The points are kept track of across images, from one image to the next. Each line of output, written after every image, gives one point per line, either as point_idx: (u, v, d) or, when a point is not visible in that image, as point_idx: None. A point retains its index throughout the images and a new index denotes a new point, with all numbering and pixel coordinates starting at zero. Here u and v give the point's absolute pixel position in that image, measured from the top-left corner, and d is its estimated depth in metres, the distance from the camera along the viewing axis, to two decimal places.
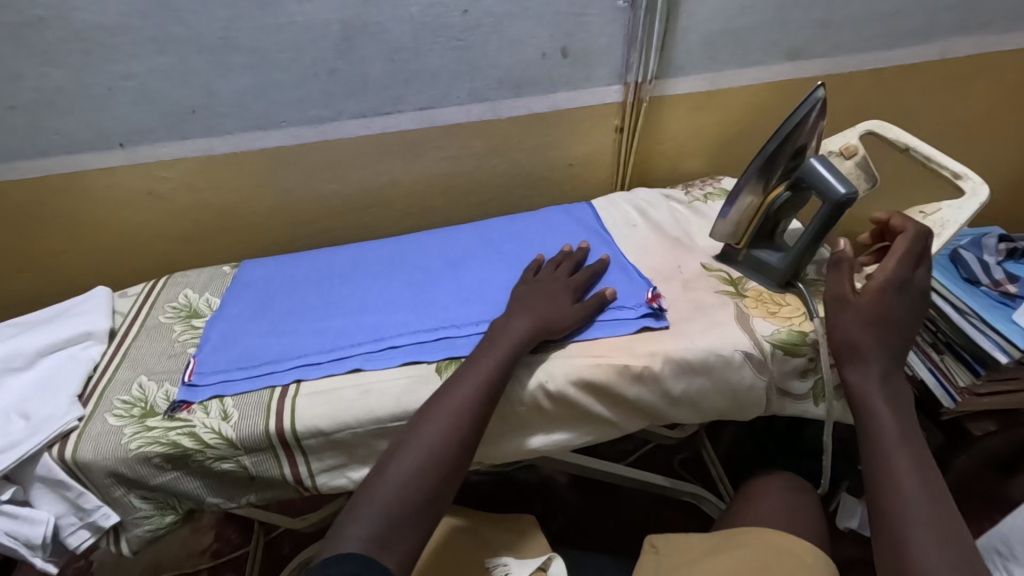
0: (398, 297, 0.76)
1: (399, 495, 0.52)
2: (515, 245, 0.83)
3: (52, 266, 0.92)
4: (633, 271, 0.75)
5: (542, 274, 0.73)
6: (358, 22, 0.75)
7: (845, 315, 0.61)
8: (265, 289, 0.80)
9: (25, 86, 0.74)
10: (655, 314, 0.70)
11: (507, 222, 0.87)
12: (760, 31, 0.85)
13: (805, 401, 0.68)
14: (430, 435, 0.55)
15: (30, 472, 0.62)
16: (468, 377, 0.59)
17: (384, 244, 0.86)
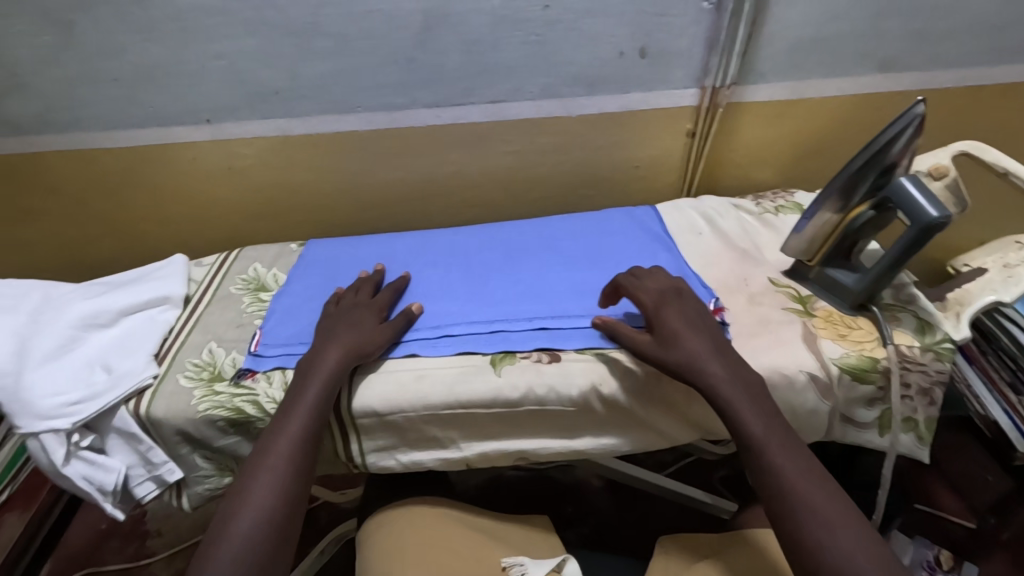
0: (456, 286, 0.77)
1: (268, 499, 0.54)
2: (575, 244, 0.82)
3: (136, 231, 0.97)
4: (696, 281, 0.73)
5: (345, 300, 0.71)
6: (439, 13, 0.76)
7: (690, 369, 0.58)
8: (329, 268, 0.82)
9: (127, 60, 0.78)
10: (717, 327, 0.68)
11: (569, 221, 0.87)
12: (851, 40, 0.81)
13: (869, 431, 0.65)
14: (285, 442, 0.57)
15: (108, 422, 0.66)
16: (309, 383, 0.61)
17: (445, 234, 0.87)
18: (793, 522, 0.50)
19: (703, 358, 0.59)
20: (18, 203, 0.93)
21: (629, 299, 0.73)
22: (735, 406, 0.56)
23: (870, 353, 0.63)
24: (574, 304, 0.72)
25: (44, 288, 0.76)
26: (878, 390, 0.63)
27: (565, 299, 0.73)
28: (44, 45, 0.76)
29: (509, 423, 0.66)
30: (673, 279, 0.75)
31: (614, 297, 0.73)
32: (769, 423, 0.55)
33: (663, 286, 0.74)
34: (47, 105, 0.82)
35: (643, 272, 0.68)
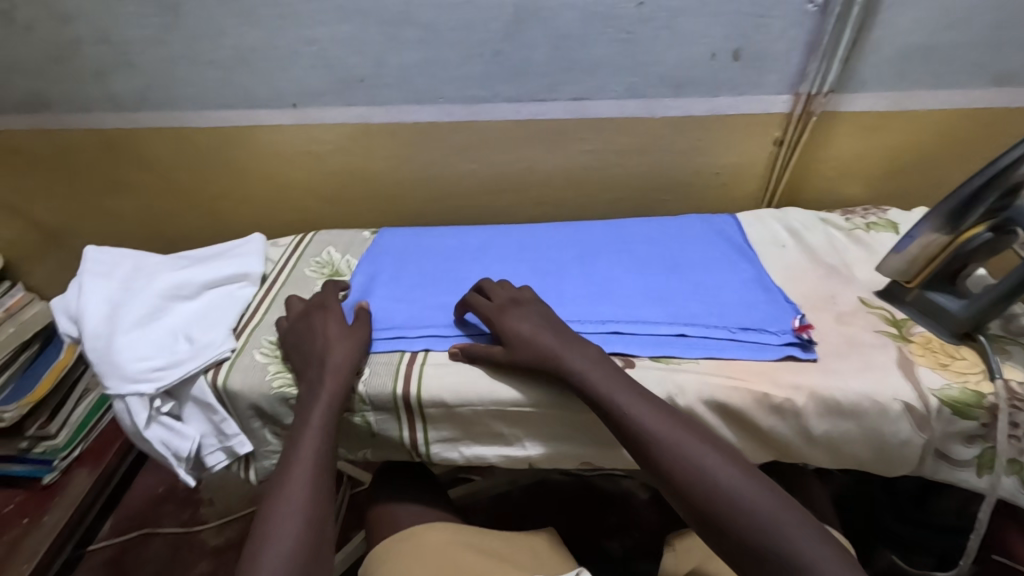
0: (527, 283, 0.76)
1: (297, 509, 0.56)
2: (651, 249, 0.80)
3: (217, 208, 1.01)
4: (780, 296, 0.70)
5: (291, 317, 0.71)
6: (532, 6, 0.75)
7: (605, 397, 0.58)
8: (401, 256, 0.83)
9: (225, 43, 0.81)
10: (803, 345, 0.64)
11: (644, 225, 0.85)
12: (966, 50, 0.76)
13: (965, 469, 0.60)
14: (307, 454, 0.59)
15: (186, 390, 0.68)
16: (319, 395, 0.61)
17: (517, 230, 0.86)
18: (682, 477, 0.53)
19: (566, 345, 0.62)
20: (113, 175, 0.98)
21: (708, 310, 0.70)
22: (597, 383, 0.58)
23: (975, 386, 0.58)
24: (649, 310, 0.70)
25: (134, 257, 0.80)
26: (981, 427, 0.58)
27: (640, 305, 0.71)
28: (151, 25, 0.80)
29: (578, 427, 0.64)
30: (757, 293, 0.71)
31: (691, 306, 0.70)
32: (661, 420, 0.56)
33: (745, 298, 0.71)
34: (147, 83, 0.86)
35: (492, 285, 0.70)
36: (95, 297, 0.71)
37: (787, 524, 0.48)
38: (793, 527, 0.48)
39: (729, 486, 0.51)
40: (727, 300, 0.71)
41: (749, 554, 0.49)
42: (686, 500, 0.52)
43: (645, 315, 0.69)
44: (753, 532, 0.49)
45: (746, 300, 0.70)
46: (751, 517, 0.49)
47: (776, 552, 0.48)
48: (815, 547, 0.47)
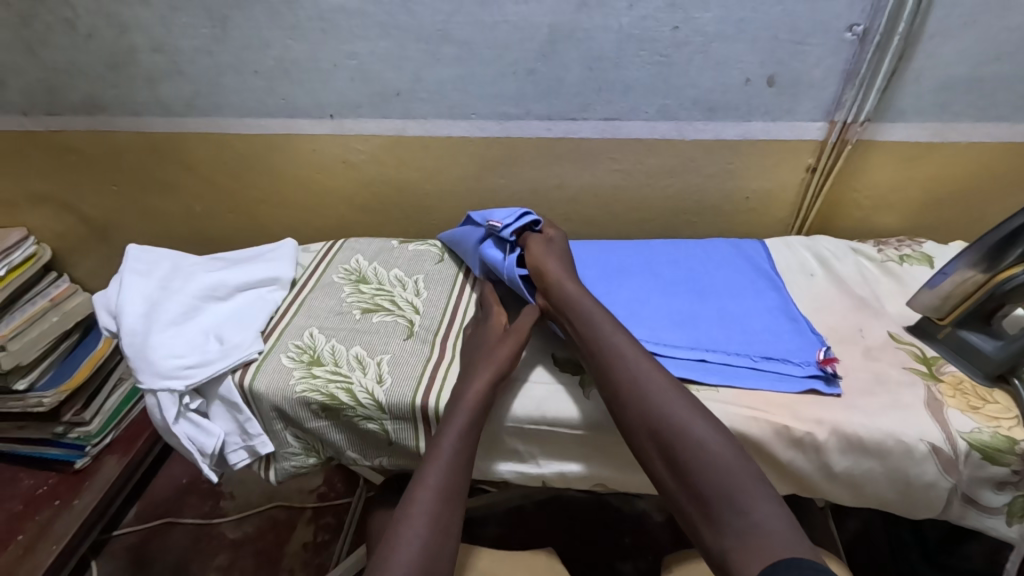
0: None
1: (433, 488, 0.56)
2: (677, 271, 0.79)
3: (253, 211, 1.04)
4: (805, 327, 0.69)
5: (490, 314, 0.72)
6: (567, 27, 0.76)
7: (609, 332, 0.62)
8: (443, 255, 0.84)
9: (270, 55, 0.84)
10: (826, 379, 0.63)
11: (670, 246, 0.84)
12: (1012, 82, 0.74)
13: (994, 517, 0.58)
14: (449, 445, 0.58)
15: (214, 389, 0.71)
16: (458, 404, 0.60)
17: None
18: (659, 424, 0.54)
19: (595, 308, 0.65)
20: (158, 176, 1.02)
21: (733, 336, 0.69)
22: (612, 338, 0.61)
23: (1007, 432, 0.56)
24: (671, 332, 0.69)
25: (173, 257, 0.83)
26: (1012, 474, 0.56)
27: (664, 328, 0.70)
28: (201, 36, 0.83)
29: (593, 448, 0.64)
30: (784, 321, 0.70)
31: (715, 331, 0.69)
32: (644, 364, 0.59)
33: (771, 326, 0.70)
34: (194, 90, 0.89)
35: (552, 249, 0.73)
36: (133, 293, 0.74)
37: (738, 470, 0.50)
38: (749, 484, 0.49)
39: (690, 429, 0.53)
40: (755, 328, 0.70)
41: (702, 503, 0.50)
42: (656, 443, 0.54)
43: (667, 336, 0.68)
44: (712, 481, 0.50)
45: (771, 329, 0.69)
46: (713, 468, 0.50)
47: (732, 502, 0.48)
48: (769, 507, 0.47)
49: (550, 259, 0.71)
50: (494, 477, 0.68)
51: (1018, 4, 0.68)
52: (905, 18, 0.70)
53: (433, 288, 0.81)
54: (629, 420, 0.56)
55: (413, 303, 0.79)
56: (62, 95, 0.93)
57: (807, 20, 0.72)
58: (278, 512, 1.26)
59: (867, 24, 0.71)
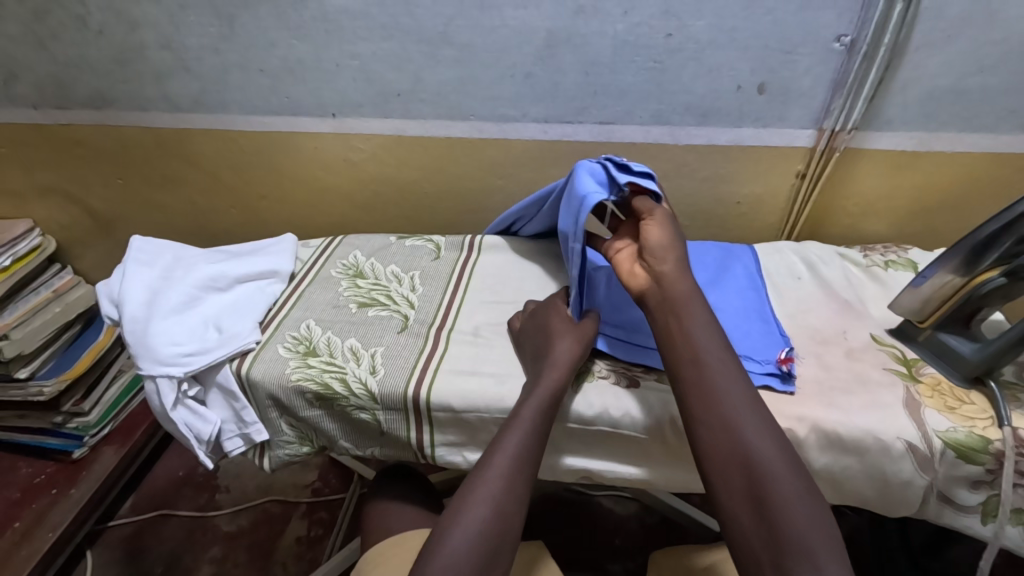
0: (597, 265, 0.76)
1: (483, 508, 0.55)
2: None
3: (256, 206, 1.06)
4: (773, 326, 0.70)
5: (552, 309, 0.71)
6: (564, 33, 0.78)
7: (715, 354, 0.55)
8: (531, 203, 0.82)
9: (275, 54, 0.86)
10: (783, 377, 0.65)
11: None
12: (996, 94, 0.76)
13: (970, 516, 0.59)
14: (506, 454, 0.57)
15: (213, 377, 0.72)
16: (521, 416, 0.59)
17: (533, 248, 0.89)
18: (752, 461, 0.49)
19: (704, 323, 0.57)
20: (163, 171, 1.04)
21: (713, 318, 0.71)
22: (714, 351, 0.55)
23: (982, 431, 0.58)
24: None
25: (175, 249, 0.84)
26: (986, 473, 0.58)
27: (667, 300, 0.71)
28: (209, 35, 0.86)
29: (580, 441, 0.66)
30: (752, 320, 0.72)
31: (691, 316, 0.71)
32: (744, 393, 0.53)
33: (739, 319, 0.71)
34: (202, 87, 0.91)
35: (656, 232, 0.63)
36: (135, 282, 0.76)
37: (820, 532, 0.45)
38: (830, 548, 0.44)
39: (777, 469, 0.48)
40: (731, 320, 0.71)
41: (777, 548, 0.45)
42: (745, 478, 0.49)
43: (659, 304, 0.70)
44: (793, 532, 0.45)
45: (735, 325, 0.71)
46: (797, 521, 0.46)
47: (807, 560, 0.44)
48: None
49: (666, 245, 0.62)
50: None
51: (999, 19, 0.70)
52: (890, 29, 0.72)
53: (428, 284, 0.83)
54: (708, 448, 0.51)
55: (409, 298, 0.81)
56: (72, 89, 0.96)
57: (796, 30, 0.74)
58: (272, 506, 1.27)
59: (855, 35, 0.73)
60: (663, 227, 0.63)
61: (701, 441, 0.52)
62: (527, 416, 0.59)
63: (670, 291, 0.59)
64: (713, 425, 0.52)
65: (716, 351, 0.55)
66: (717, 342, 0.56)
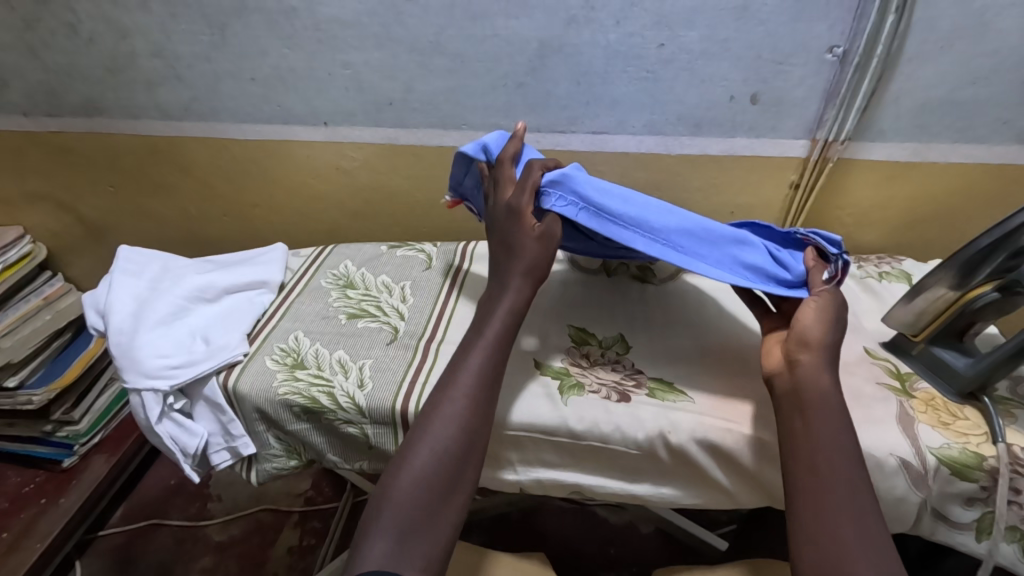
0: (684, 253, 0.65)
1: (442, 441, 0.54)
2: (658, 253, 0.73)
3: (247, 215, 1.06)
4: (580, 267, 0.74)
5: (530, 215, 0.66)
6: (556, 43, 0.78)
7: (843, 476, 0.48)
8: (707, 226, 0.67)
9: (266, 63, 0.86)
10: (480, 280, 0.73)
11: None
12: (990, 105, 0.76)
13: (964, 533, 0.59)
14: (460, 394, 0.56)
15: (199, 390, 0.71)
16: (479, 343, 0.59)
17: None
18: None
19: (835, 432, 0.50)
20: (154, 179, 1.03)
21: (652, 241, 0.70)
22: (836, 463, 0.49)
23: (976, 448, 0.57)
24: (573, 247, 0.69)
25: (163, 259, 0.84)
26: (980, 490, 0.57)
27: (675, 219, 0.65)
28: (200, 43, 0.85)
29: (571, 456, 0.65)
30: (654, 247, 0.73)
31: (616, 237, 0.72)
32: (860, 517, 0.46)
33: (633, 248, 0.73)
34: (192, 95, 0.91)
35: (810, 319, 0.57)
36: (122, 293, 0.75)
37: None
38: None
39: None
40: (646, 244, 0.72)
41: None
42: None
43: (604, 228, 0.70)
44: None
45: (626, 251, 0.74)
46: None
47: None
48: None
49: (824, 341, 0.55)
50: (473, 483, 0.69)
51: (992, 31, 0.70)
52: (883, 40, 0.72)
53: (418, 294, 0.83)
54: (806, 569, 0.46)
55: (398, 309, 0.80)
56: (62, 97, 0.95)
57: (789, 40, 0.74)
58: (264, 516, 1.26)
59: (847, 46, 0.73)
60: (824, 314, 0.56)
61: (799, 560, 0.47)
62: (473, 369, 0.58)
63: (804, 388, 0.53)
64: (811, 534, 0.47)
65: (845, 476, 0.48)
66: (850, 452, 0.50)
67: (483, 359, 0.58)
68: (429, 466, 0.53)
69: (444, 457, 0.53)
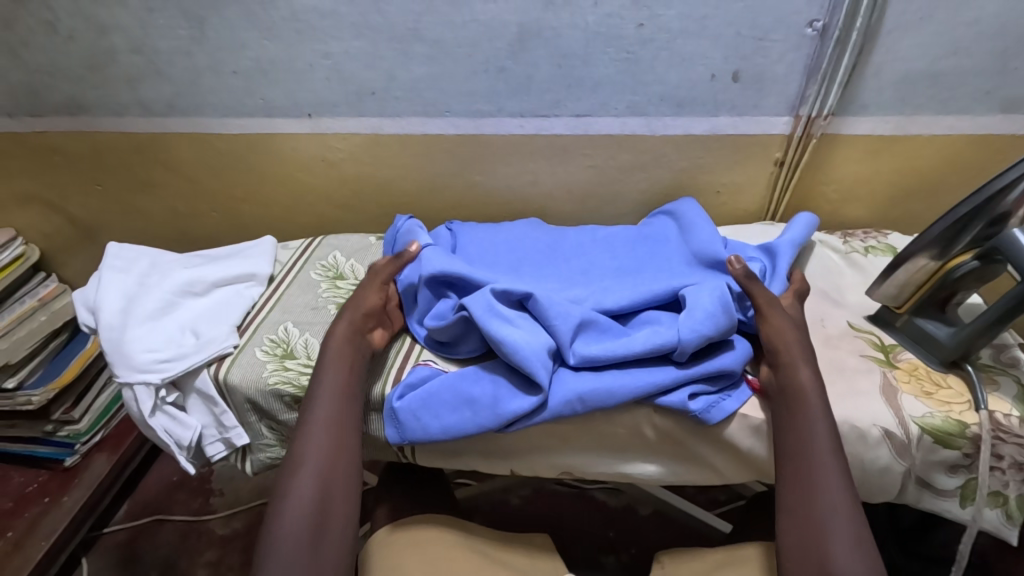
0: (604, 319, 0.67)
1: (317, 450, 0.59)
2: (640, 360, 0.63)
3: (235, 211, 1.06)
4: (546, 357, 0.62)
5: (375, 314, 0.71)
6: (535, 26, 0.77)
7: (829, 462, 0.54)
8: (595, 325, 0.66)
9: (246, 56, 0.85)
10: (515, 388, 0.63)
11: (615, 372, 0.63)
12: (971, 76, 0.76)
13: (948, 500, 0.59)
14: (323, 398, 0.62)
15: (191, 383, 0.72)
16: (327, 371, 0.64)
17: (520, 224, 0.87)
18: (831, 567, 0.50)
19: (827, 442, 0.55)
20: (142, 176, 1.03)
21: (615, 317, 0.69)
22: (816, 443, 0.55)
23: (959, 416, 0.58)
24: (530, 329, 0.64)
25: (151, 255, 0.84)
26: (964, 457, 0.58)
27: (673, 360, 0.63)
28: (179, 38, 0.85)
29: (558, 438, 0.66)
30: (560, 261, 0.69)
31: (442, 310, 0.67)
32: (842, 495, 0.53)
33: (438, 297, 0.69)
34: (174, 90, 0.91)
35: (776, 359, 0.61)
36: (112, 289, 0.76)
37: None
38: None
39: None
40: (552, 262, 0.79)
41: None
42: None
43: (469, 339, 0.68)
44: None
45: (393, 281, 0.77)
46: None
47: None
48: None
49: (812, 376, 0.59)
50: (465, 466, 0.70)
51: None
52: (862, 12, 0.72)
53: None
54: (792, 536, 0.53)
55: None
56: (46, 97, 0.95)
57: (768, 16, 0.74)
58: (266, 509, 1.27)
59: (827, 19, 0.73)
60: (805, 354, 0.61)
61: (786, 531, 0.54)
62: (327, 385, 0.63)
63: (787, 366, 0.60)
64: (798, 513, 0.53)
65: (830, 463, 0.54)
66: (830, 439, 0.55)
67: (336, 374, 0.64)
68: (298, 517, 0.56)
69: (321, 475, 0.58)
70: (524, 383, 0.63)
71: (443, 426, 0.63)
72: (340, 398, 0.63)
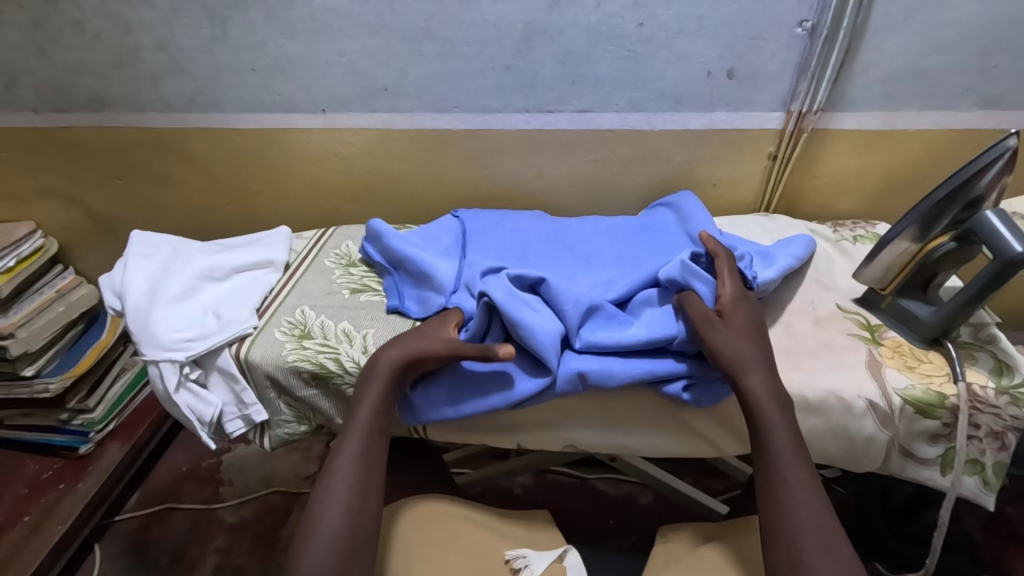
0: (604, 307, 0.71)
1: (347, 477, 0.60)
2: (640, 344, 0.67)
3: (249, 204, 1.10)
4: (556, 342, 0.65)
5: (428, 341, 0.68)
6: (541, 25, 0.82)
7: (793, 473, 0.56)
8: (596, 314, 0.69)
9: (265, 53, 0.90)
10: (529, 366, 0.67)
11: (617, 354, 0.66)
12: (953, 73, 0.80)
13: (930, 468, 0.63)
14: (358, 426, 0.63)
15: (212, 361, 0.76)
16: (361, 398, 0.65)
17: (527, 215, 0.91)
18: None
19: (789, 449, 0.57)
20: (160, 170, 1.08)
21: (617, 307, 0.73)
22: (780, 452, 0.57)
23: (938, 388, 0.62)
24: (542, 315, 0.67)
25: (173, 242, 0.88)
26: (943, 427, 0.61)
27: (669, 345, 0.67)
28: (201, 36, 0.89)
29: (562, 412, 0.70)
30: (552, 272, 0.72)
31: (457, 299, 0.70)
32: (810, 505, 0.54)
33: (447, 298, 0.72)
34: (194, 87, 0.95)
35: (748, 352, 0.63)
36: (137, 274, 0.80)
37: None
38: None
39: None
40: (554, 250, 0.83)
41: None
42: None
43: (491, 328, 0.69)
44: None
45: (401, 284, 0.80)
46: None
47: None
48: None
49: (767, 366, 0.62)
50: (474, 441, 0.74)
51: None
52: (849, 12, 0.76)
53: None
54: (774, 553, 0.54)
55: None
56: (71, 93, 0.99)
57: (761, 16, 0.78)
58: (275, 497, 1.31)
59: (815, 19, 0.77)
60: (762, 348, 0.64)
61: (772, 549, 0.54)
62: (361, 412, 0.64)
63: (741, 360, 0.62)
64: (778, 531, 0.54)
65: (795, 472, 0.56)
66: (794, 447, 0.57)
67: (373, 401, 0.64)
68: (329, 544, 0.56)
69: (353, 503, 0.59)
70: (533, 365, 0.67)
71: (455, 405, 0.68)
72: (376, 426, 0.63)
